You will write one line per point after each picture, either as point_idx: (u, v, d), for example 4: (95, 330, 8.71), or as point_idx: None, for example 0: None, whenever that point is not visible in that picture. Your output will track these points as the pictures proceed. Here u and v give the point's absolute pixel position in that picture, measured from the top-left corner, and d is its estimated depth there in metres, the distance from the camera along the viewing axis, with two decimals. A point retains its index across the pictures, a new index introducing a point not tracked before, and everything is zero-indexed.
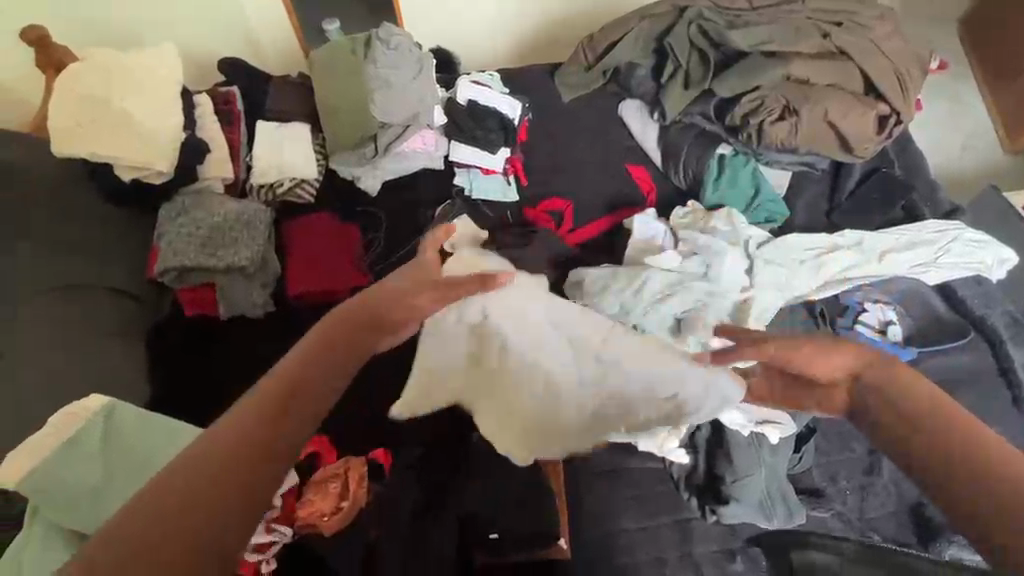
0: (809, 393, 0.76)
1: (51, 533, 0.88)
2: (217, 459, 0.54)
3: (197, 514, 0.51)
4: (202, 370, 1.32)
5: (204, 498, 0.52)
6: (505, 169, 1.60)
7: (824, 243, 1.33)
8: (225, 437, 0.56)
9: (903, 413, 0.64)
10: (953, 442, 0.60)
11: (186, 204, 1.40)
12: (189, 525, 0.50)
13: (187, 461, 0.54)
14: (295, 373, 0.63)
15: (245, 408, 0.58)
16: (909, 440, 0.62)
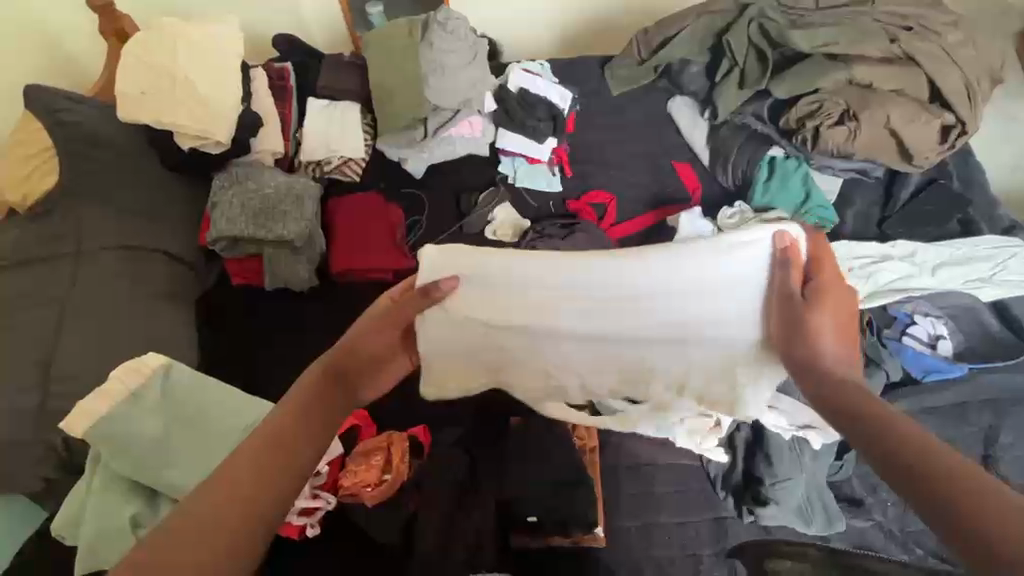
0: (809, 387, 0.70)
1: (111, 483, 0.91)
2: (232, 510, 0.55)
3: (233, 534, 0.54)
4: (250, 336, 1.36)
5: (228, 522, 0.55)
6: (550, 159, 1.60)
7: (873, 253, 1.33)
8: (240, 467, 0.58)
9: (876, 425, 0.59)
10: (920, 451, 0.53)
11: (239, 174, 1.42)
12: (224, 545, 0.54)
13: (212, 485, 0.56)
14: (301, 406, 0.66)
15: (256, 441, 0.61)
16: (885, 449, 0.56)
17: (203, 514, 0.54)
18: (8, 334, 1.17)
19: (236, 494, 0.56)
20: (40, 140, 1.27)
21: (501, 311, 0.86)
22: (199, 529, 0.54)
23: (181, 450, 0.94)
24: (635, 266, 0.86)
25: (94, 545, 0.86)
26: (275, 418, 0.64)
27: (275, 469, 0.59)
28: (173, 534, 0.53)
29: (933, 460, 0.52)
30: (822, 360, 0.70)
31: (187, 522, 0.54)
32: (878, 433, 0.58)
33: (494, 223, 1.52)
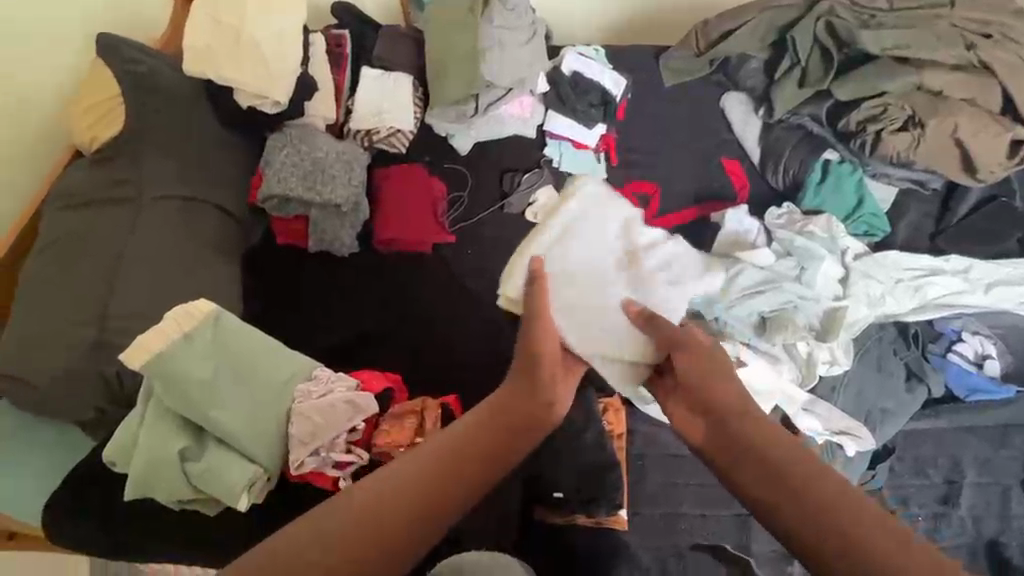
0: (714, 418, 0.72)
1: (160, 419, 0.95)
2: (383, 520, 0.54)
3: (375, 556, 0.52)
4: (292, 295, 1.39)
5: (380, 540, 0.53)
6: (597, 145, 1.61)
7: (925, 266, 1.28)
8: (398, 474, 0.58)
9: (780, 469, 0.61)
10: (839, 510, 0.56)
11: (294, 136, 1.45)
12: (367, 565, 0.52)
13: (378, 493, 0.56)
14: (477, 434, 0.64)
15: (419, 452, 0.60)
16: (792, 498, 0.58)
17: (359, 516, 0.54)
18: (73, 262, 1.23)
19: (394, 511, 0.55)
20: (108, 88, 1.32)
21: (572, 248, 0.98)
22: (344, 543, 0.52)
23: (229, 393, 0.97)
24: (602, 248, 0.99)
25: (147, 473, 0.91)
26: (418, 459, 0.59)
27: (430, 498, 0.57)
28: (317, 523, 0.53)
29: (846, 517, 0.55)
30: (725, 392, 0.74)
31: (311, 532, 0.52)
32: (777, 470, 0.61)
33: (536, 205, 1.52)
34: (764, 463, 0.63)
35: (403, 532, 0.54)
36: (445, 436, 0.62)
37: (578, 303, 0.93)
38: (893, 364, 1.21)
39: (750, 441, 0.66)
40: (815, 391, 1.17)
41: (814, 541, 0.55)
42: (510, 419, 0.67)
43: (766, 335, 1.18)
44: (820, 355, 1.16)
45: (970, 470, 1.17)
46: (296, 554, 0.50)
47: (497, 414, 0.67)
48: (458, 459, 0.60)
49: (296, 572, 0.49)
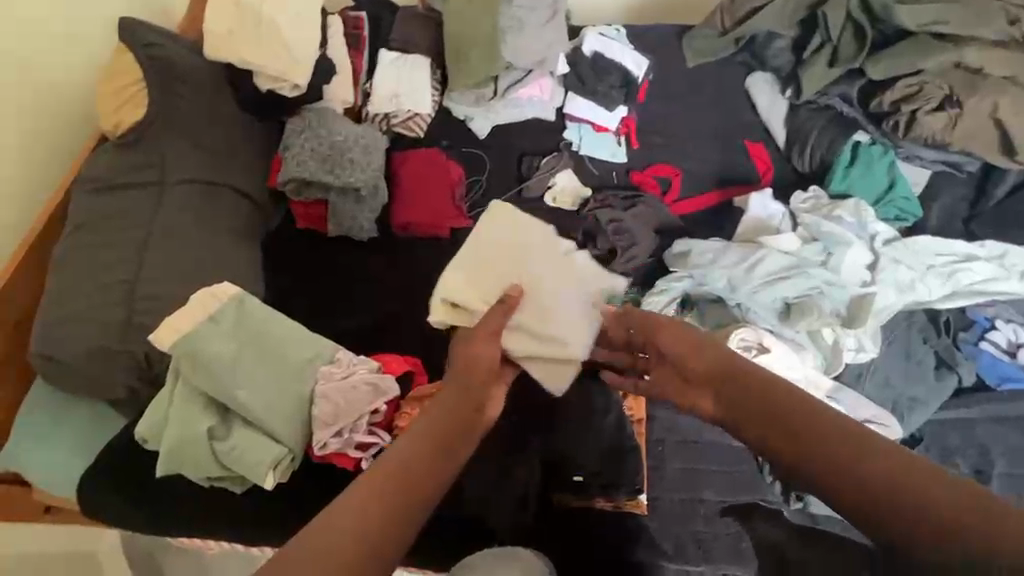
0: (727, 384, 0.79)
1: (188, 399, 0.97)
2: (387, 507, 0.70)
3: (391, 531, 0.69)
4: (313, 279, 1.41)
5: (390, 520, 0.69)
6: (618, 128, 1.59)
7: (958, 252, 1.24)
8: (391, 470, 0.72)
9: (797, 430, 0.72)
10: (863, 457, 0.67)
11: (312, 120, 1.45)
12: (389, 537, 0.68)
13: (381, 486, 0.71)
14: (436, 431, 0.77)
15: (396, 452, 0.74)
16: (814, 452, 0.70)
17: (372, 501, 0.69)
18: (96, 243, 1.24)
19: (392, 496, 0.70)
20: (131, 72, 1.33)
21: (510, 248, 0.99)
22: (374, 519, 0.68)
23: (253, 374, 0.99)
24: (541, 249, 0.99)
25: (176, 450, 0.93)
26: (400, 458, 0.73)
27: (411, 488, 0.72)
28: (360, 504, 0.69)
29: (864, 465, 0.66)
30: (733, 359, 0.81)
31: (362, 513, 0.68)
32: (798, 430, 0.72)
33: (555, 189, 1.54)
34: (782, 424, 0.73)
35: (402, 516, 0.70)
36: (406, 445, 0.75)
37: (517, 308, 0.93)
38: (922, 352, 1.18)
39: (766, 404, 0.75)
40: (840, 379, 1.14)
41: (838, 487, 0.67)
42: (463, 414, 0.80)
43: (789, 321, 1.17)
44: (846, 343, 1.13)
45: (999, 460, 1.10)
46: (363, 523, 0.67)
47: (449, 410, 0.80)
48: (427, 458, 0.74)
49: (356, 535, 0.66)
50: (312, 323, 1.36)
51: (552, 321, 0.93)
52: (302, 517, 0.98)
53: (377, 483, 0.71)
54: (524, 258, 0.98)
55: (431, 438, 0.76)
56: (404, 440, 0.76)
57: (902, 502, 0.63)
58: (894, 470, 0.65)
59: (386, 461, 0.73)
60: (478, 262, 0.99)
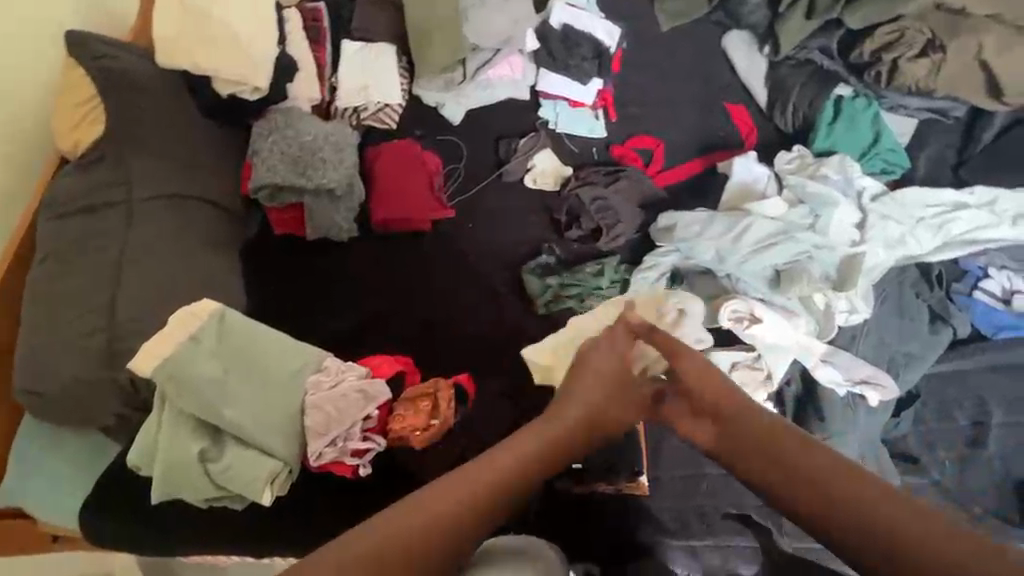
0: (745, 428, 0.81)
1: (175, 424, 0.95)
2: (474, 512, 0.73)
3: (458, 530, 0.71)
4: (296, 286, 1.38)
5: (462, 519, 0.72)
6: (594, 102, 1.55)
7: (947, 202, 1.22)
8: (485, 473, 0.75)
9: (807, 475, 0.73)
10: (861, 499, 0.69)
11: (278, 122, 1.41)
12: (454, 534, 0.71)
13: (464, 491, 0.73)
14: (532, 449, 0.80)
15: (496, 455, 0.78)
16: (818, 494, 0.71)
17: (458, 504, 0.72)
18: (68, 269, 1.21)
19: (478, 498, 0.73)
20: (84, 88, 1.28)
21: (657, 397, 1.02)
22: (444, 525, 0.70)
23: (240, 391, 0.98)
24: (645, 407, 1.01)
25: (168, 477, 0.92)
26: (498, 461, 0.77)
27: (497, 492, 0.74)
28: (436, 503, 0.72)
29: (863, 509, 0.68)
30: (760, 410, 0.82)
31: (437, 515, 0.71)
32: (803, 477, 0.73)
33: (535, 171, 1.50)
34: (789, 469, 0.74)
35: (477, 519, 0.73)
36: (538, 435, 0.81)
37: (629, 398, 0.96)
38: (916, 308, 1.15)
39: (773, 446, 0.77)
40: (834, 342, 1.12)
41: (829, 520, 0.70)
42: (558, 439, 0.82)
43: (780, 289, 1.15)
44: (838, 305, 1.11)
45: (997, 410, 1.09)
46: (427, 523, 0.70)
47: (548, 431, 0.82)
48: (520, 469, 0.77)
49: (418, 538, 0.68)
50: (298, 330, 1.34)
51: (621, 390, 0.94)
52: (304, 527, 0.98)
53: (455, 483, 0.74)
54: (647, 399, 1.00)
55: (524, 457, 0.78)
56: (534, 429, 0.82)
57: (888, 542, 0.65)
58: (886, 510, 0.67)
59: (480, 467, 0.76)
60: None
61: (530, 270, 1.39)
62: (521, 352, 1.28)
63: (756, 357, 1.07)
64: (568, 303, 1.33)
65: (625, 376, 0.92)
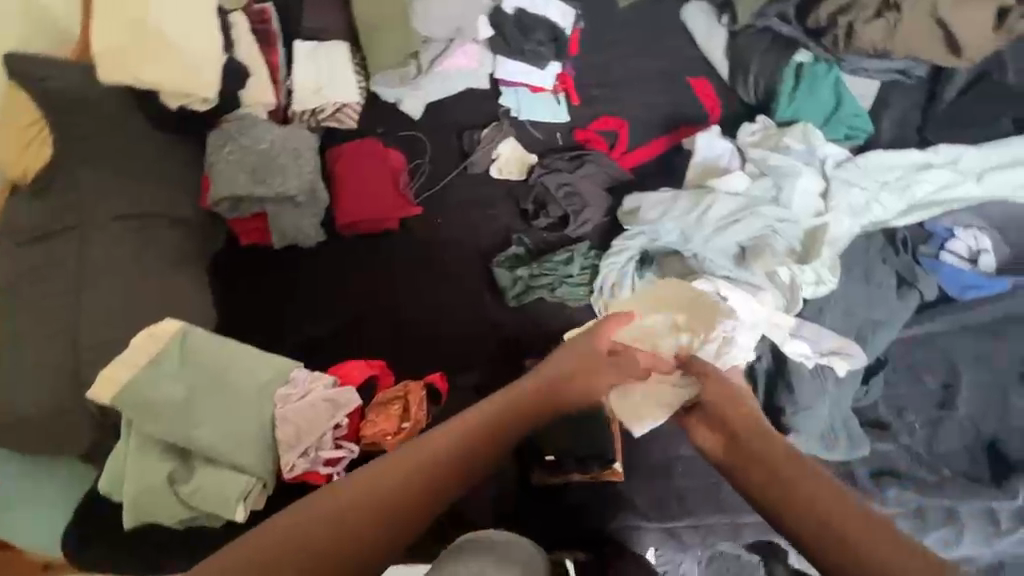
0: (741, 429, 0.75)
1: (143, 450, 0.94)
2: (394, 494, 0.63)
3: (349, 539, 0.58)
4: (264, 297, 1.37)
5: (368, 514, 0.60)
6: (555, 86, 1.52)
7: (910, 164, 1.21)
8: (425, 453, 0.67)
9: (786, 480, 0.64)
10: (818, 500, 0.60)
11: (231, 130, 1.37)
12: (345, 533, 0.58)
13: (389, 475, 0.64)
14: (485, 422, 0.73)
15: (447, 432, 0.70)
16: (790, 495, 0.62)
17: (377, 490, 0.62)
18: (33, 300, 1.21)
19: (403, 477, 0.64)
20: (29, 112, 1.26)
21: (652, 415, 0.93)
22: (340, 519, 0.59)
23: (206, 411, 0.97)
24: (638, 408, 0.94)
25: (140, 504, 0.92)
26: (444, 433, 0.70)
27: (421, 475, 0.65)
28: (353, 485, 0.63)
29: (829, 512, 0.58)
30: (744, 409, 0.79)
31: (348, 505, 0.60)
32: (774, 479, 0.65)
33: (499, 160, 1.48)
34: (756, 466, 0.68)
35: (379, 524, 0.60)
36: (507, 396, 0.78)
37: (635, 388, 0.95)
38: (883, 274, 1.14)
39: (742, 442, 0.73)
40: (801, 315, 1.12)
41: (804, 531, 0.59)
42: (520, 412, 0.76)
43: (744, 264, 1.16)
44: (804, 279, 1.10)
45: (966, 370, 1.10)
46: (340, 505, 0.60)
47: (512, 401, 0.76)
48: (477, 433, 0.70)
49: (304, 538, 0.57)
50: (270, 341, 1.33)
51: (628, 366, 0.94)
52: None
53: (380, 467, 0.65)
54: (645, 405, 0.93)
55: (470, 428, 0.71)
56: (508, 390, 0.79)
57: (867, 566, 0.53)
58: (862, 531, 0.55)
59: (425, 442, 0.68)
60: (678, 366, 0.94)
61: (500, 262, 1.37)
62: (497, 345, 1.32)
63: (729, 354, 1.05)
64: (538, 293, 1.32)
65: (610, 359, 0.90)
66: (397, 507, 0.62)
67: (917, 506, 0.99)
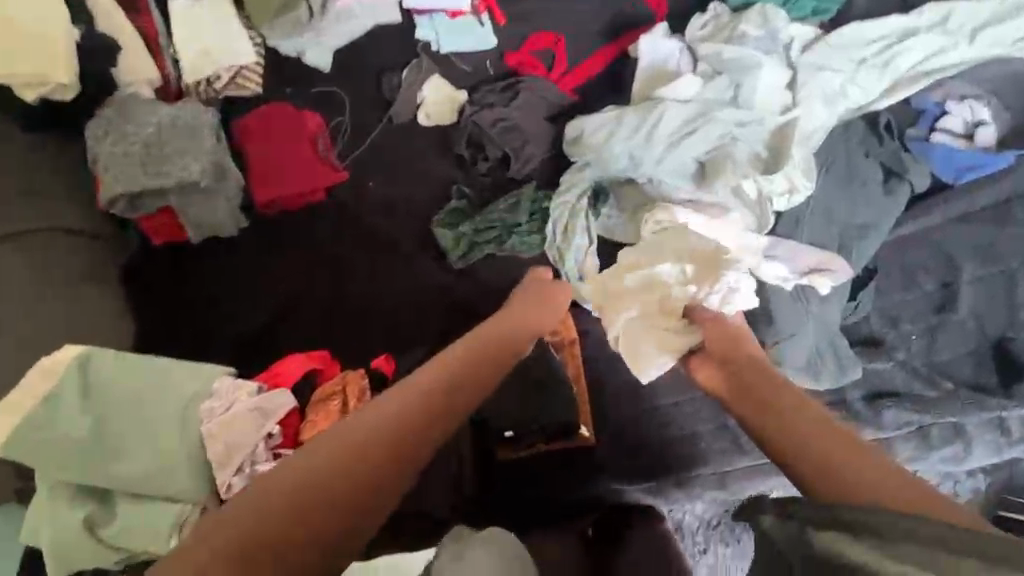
0: (756, 375, 0.78)
1: (55, 495, 0.85)
2: (338, 480, 0.63)
3: (290, 533, 0.58)
4: (195, 299, 1.26)
5: (306, 502, 0.60)
6: (474, 7, 1.30)
7: (891, 32, 1.02)
8: (368, 430, 0.68)
9: (783, 424, 0.68)
10: (822, 440, 0.64)
11: (110, 117, 1.18)
12: (280, 538, 0.57)
13: (336, 454, 0.64)
14: (437, 383, 0.75)
15: (394, 399, 0.71)
16: (796, 438, 0.66)
17: (319, 475, 0.62)
18: None
19: (353, 465, 0.64)
20: None
21: (660, 352, 0.89)
22: (279, 516, 0.58)
23: (122, 442, 0.88)
24: (647, 346, 0.89)
25: (59, 555, 0.83)
26: (390, 403, 0.71)
27: (364, 450, 0.66)
28: (308, 462, 0.63)
29: (831, 455, 0.62)
30: (751, 357, 0.82)
31: (290, 491, 0.60)
32: (782, 427, 0.68)
33: (426, 106, 1.30)
34: (765, 414, 0.72)
35: (318, 519, 0.60)
36: (455, 353, 0.81)
37: (641, 326, 0.91)
38: (866, 168, 0.99)
39: (752, 391, 0.76)
40: (777, 232, 0.98)
41: (816, 470, 0.61)
42: (473, 370, 0.79)
43: (706, 182, 1.00)
44: (773, 189, 0.96)
45: (967, 264, 0.97)
46: (281, 497, 0.60)
47: (470, 356, 0.80)
48: (437, 392, 0.74)
49: (234, 536, 0.55)
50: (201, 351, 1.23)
51: (634, 306, 0.92)
52: None
53: (331, 449, 0.65)
54: (653, 341, 0.89)
55: (428, 392, 0.73)
56: (459, 345, 0.82)
57: (852, 492, 0.57)
58: (856, 462, 0.60)
59: (374, 416, 0.69)
60: (683, 301, 0.90)
61: (439, 221, 1.23)
62: (451, 314, 1.21)
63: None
64: (485, 249, 1.19)
65: (551, 290, 0.95)
66: (344, 498, 0.62)
67: (919, 425, 0.91)
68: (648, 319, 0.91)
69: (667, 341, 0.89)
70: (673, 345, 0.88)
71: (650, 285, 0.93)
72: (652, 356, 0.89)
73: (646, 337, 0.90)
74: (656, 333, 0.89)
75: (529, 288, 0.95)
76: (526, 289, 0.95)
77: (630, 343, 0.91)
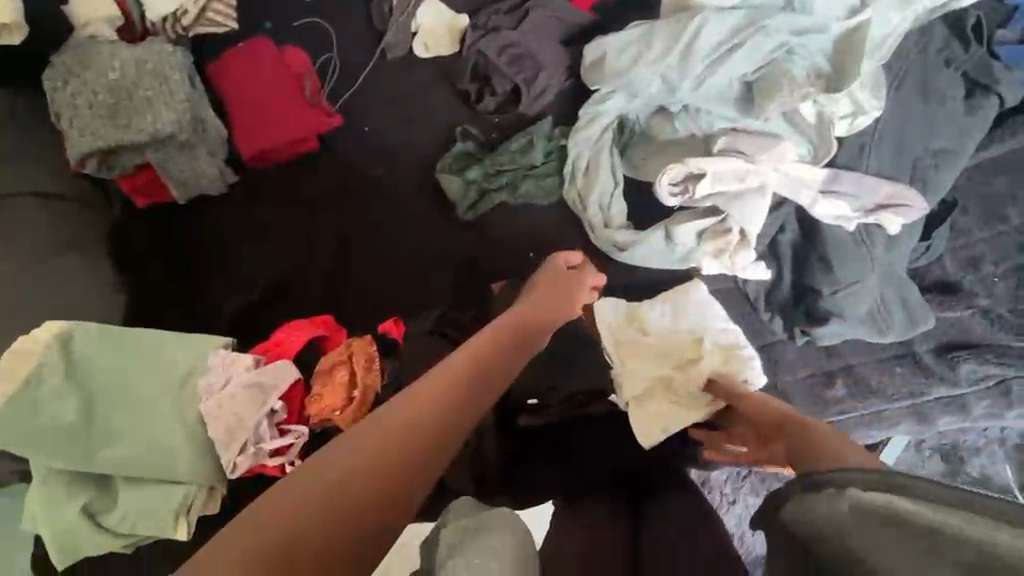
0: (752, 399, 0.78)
1: (51, 481, 0.80)
2: (391, 467, 0.51)
3: (357, 519, 0.47)
4: (184, 265, 1.15)
5: (384, 492, 0.49)
6: None
7: None
8: (417, 414, 0.55)
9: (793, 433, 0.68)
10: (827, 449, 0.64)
11: (69, 63, 1.05)
12: (349, 527, 0.46)
13: (383, 434, 0.53)
14: (478, 357, 0.66)
15: (439, 376, 0.61)
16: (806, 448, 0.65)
17: (371, 462, 0.50)
18: None
19: (408, 449, 0.52)
20: None
21: (674, 416, 0.84)
22: (332, 511, 0.46)
23: (119, 424, 0.82)
24: (655, 405, 0.84)
25: (61, 539, 0.79)
26: (427, 382, 0.60)
27: (415, 433, 0.54)
28: (369, 437, 0.52)
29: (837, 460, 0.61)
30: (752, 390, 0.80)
31: (354, 479, 0.49)
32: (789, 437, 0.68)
33: (421, 34, 1.13)
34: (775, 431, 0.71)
35: (380, 510, 0.48)
36: (499, 327, 0.74)
37: (653, 384, 0.85)
38: (945, 81, 0.83)
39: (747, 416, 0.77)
40: (837, 162, 0.85)
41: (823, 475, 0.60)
42: (508, 346, 0.71)
43: (754, 108, 0.87)
44: (835, 110, 0.83)
45: None
46: (335, 479, 0.48)
47: (504, 334, 0.72)
48: (478, 367, 0.65)
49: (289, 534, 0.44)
50: (195, 322, 1.12)
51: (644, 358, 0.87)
52: None
53: (381, 430, 0.53)
54: (664, 404, 0.84)
55: (469, 366, 0.64)
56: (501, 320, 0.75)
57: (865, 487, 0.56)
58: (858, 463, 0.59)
59: (417, 399, 0.57)
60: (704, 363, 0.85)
61: (446, 167, 1.10)
62: (466, 272, 1.10)
63: (724, 221, 0.87)
64: (496, 198, 1.07)
65: (573, 276, 0.87)
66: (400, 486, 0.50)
67: (999, 380, 0.83)
68: (661, 376, 0.85)
69: (681, 409, 0.84)
70: (681, 419, 0.84)
71: (666, 340, 0.87)
72: (657, 420, 0.84)
73: (658, 395, 0.85)
74: (668, 394, 0.85)
75: (546, 271, 0.87)
76: (544, 271, 0.87)
77: (640, 402, 0.85)
